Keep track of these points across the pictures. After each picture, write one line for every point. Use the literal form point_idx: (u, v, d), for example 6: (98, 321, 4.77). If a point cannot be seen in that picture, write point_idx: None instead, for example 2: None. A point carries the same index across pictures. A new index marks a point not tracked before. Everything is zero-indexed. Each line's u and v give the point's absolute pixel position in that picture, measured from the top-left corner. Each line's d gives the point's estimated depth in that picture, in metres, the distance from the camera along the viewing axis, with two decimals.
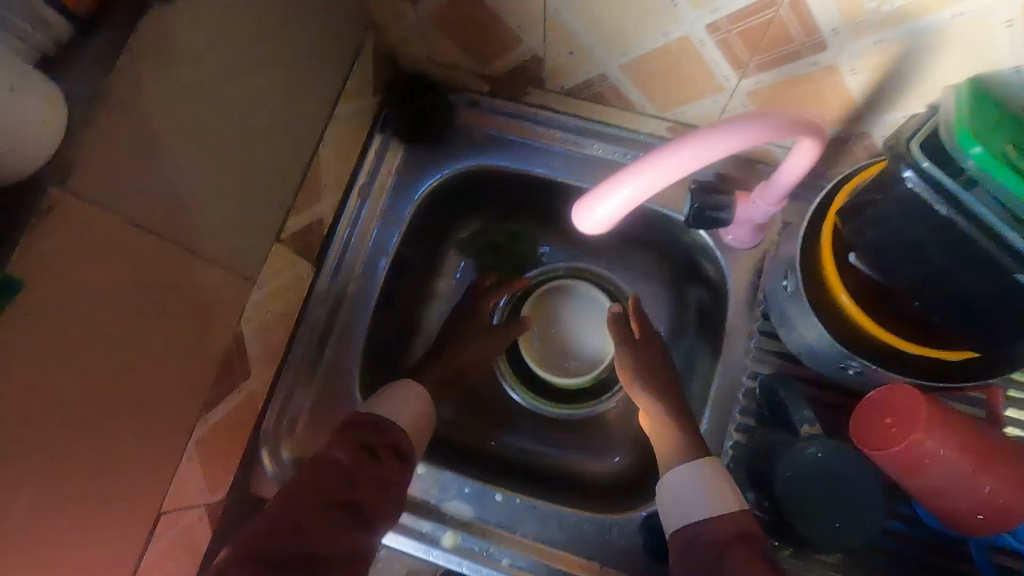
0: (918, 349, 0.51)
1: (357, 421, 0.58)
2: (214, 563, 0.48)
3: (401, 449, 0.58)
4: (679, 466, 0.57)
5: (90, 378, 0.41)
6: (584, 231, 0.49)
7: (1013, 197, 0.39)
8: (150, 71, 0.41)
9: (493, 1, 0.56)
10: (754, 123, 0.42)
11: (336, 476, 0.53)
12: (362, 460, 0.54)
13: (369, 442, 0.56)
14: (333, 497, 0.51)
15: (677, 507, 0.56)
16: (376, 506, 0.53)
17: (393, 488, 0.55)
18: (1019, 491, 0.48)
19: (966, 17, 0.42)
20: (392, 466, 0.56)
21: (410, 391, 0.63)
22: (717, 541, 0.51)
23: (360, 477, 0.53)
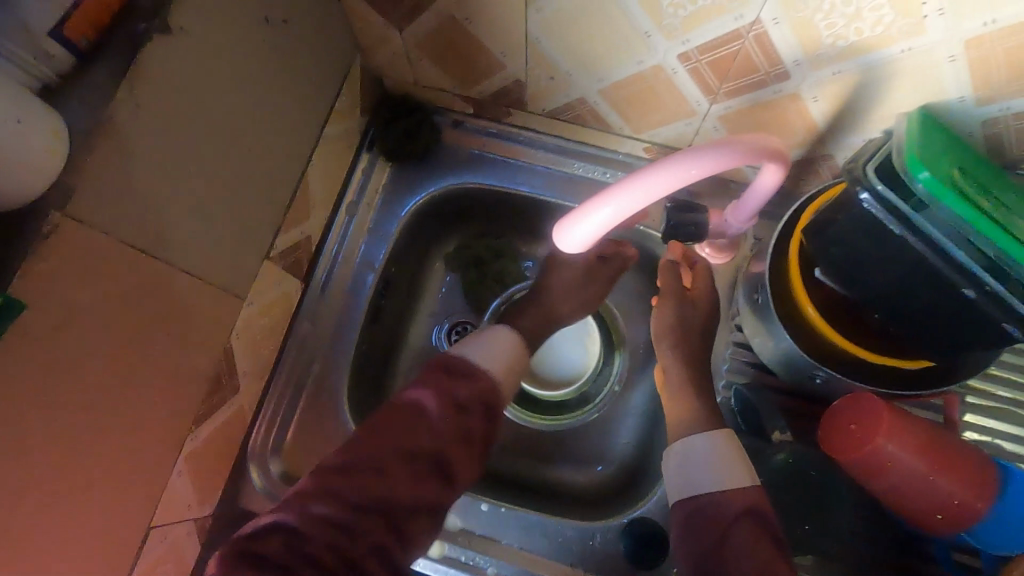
0: (879, 359, 0.54)
1: (451, 370, 0.56)
2: (306, 480, 0.49)
3: (491, 403, 0.56)
4: (697, 436, 0.55)
5: (85, 393, 0.42)
6: (566, 249, 0.52)
7: (959, 218, 0.44)
8: (148, 99, 0.42)
9: (478, 28, 0.58)
10: (719, 152, 0.45)
11: (422, 427, 0.52)
12: (446, 412, 0.53)
13: (459, 394, 0.54)
14: (418, 449, 0.51)
15: (689, 475, 0.54)
16: (457, 462, 0.52)
17: (476, 446, 0.53)
18: (972, 490, 0.51)
19: (914, 52, 0.45)
20: (477, 422, 0.54)
21: (504, 340, 0.60)
22: (725, 513, 0.50)
23: (443, 432, 0.52)
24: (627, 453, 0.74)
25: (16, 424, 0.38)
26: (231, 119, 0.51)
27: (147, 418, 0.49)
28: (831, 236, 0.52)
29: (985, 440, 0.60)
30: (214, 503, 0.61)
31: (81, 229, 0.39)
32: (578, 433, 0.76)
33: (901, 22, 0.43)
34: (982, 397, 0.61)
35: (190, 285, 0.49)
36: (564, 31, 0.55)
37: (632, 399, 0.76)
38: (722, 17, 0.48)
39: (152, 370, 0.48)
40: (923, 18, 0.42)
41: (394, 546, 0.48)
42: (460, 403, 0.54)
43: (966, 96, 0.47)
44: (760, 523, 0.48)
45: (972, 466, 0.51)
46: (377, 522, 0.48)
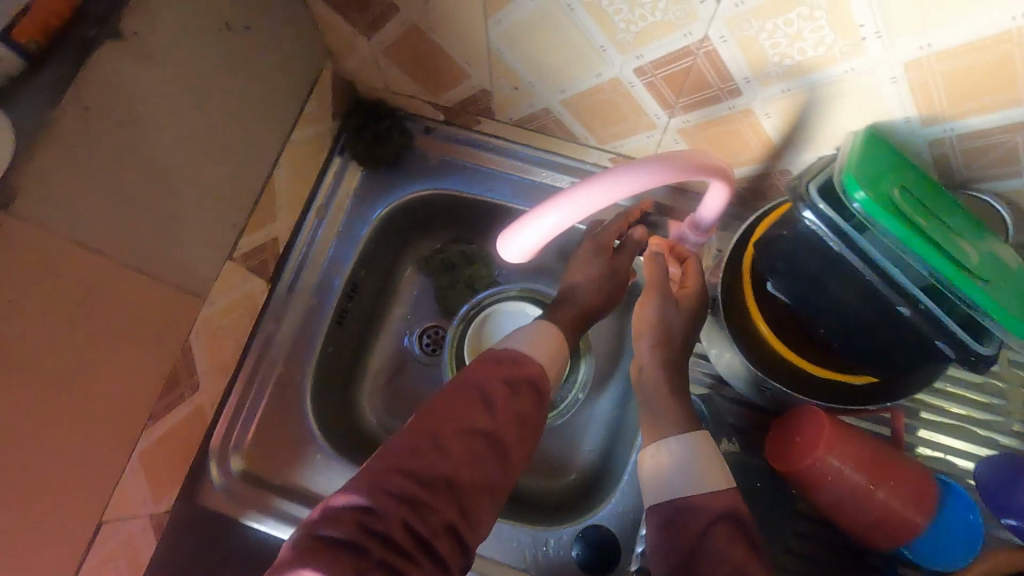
0: (826, 374, 0.55)
1: (500, 358, 0.55)
2: (363, 469, 0.48)
3: (542, 391, 0.55)
4: (673, 438, 0.54)
5: (26, 389, 0.43)
6: (512, 257, 0.53)
7: (896, 237, 0.45)
8: (96, 103, 0.43)
9: (440, 38, 0.59)
10: (657, 163, 0.45)
11: (477, 407, 0.50)
12: (502, 394, 0.52)
13: (507, 377, 0.53)
14: (479, 427, 0.49)
15: (662, 479, 0.53)
16: (514, 443, 0.50)
17: (532, 428, 0.52)
18: (911, 505, 0.52)
19: (856, 72, 0.46)
20: (529, 406, 0.53)
21: (543, 328, 0.60)
22: (699, 516, 0.49)
23: (501, 411, 0.51)
24: (587, 462, 0.75)
25: None
26: (191, 122, 0.52)
27: (99, 414, 0.50)
28: (779, 251, 0.53)
29: (937, 455, 0.60)
30: (172, 499, 0.62)
31: (27, 227, 0.41)
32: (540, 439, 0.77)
33: (840, 43, 0.44)
34: (935, 412, 0.61)
35: (146, 284, 0.50)
36: (523, 43, 0.56)
37: (596, 408, 0.77)
38: (672, 34, 0.49)
39: (104, 367, 0.49)
40: (861, 40, 0.43)
41: (461, 525, 0.47)
42: (513, 385, 0.53)
43: (911, 117, 0.47)
44: (736, 523, 0.48)
45: (912, 481, 0.52)
46: (444, 498, 0.46)
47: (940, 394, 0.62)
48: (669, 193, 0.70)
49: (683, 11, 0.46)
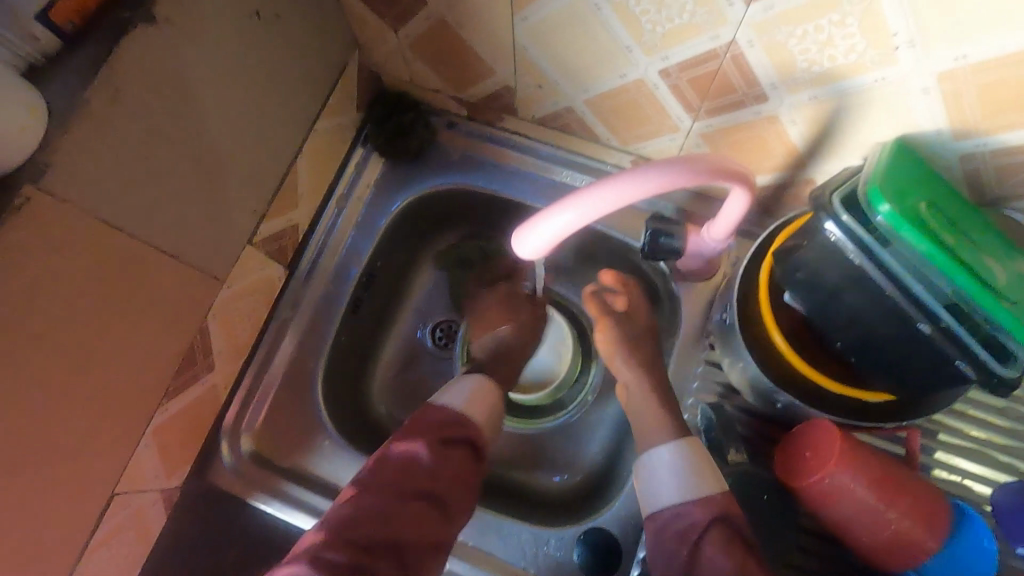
0: (840, 388, 0.54)
1: (438, 419, 0.59)
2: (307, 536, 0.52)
3: (476, 444, 0.59)
4: (663, 446, 0.56)
5: (46, 360, 0.44)
6: (524, 253, 0.52)
7: (920, 253, 0.44)
8: (128, 84, 0.44)
9: (467, 33, 0.60)
10: (673, 165, 0.45)
11: (419, 470, 0.55)
12: (438, 457, 0.56)
13: (445, 436, 0.58)
14: (419, 490, 0.54)
15: (654, 486, 0.55)
16: (454, 497, 0.55)
17: (471, 478, 0.57)
18: (922, 527, 0.50)
19: (887, 82, 0.45)
20: (464, 460, 0.57)
21: (483, 382, 0.64)
22: (694, 522, 0.51)
23: (439, 473, 0.55)
24: (593, 464, 0.74)
25: None
26: (217, 107, 0.53)
27: (117, 389, 0.51)
28: (797, 261, 0.52)
29: (953, 479, 0.59)
30: (182, 475, 0.63)
31: (56, 204, 0.42)
32: (548, 438, 0.77)
33: (872, 52, 0.43)
34: (954, 434, 0.60)
35: (167, 264, 0.52)
36: (548, 41, 0.56)
37: (605, 411, 0.77)
38: (699, 36, 0.48)
39: (122, 343, 0.50)
40: (894, 49, 0.42)
41: None
42: (448, 444, 0.57)
43: (943, 129, 0.46)
44: (728, 528, 0.49)
45: (924, 503, 0.51)
46: (386, 560, 0.51)
47: (959, 416, 0.60)
48: (690, 197, 0.69)
49: (712, 13, 0.46)
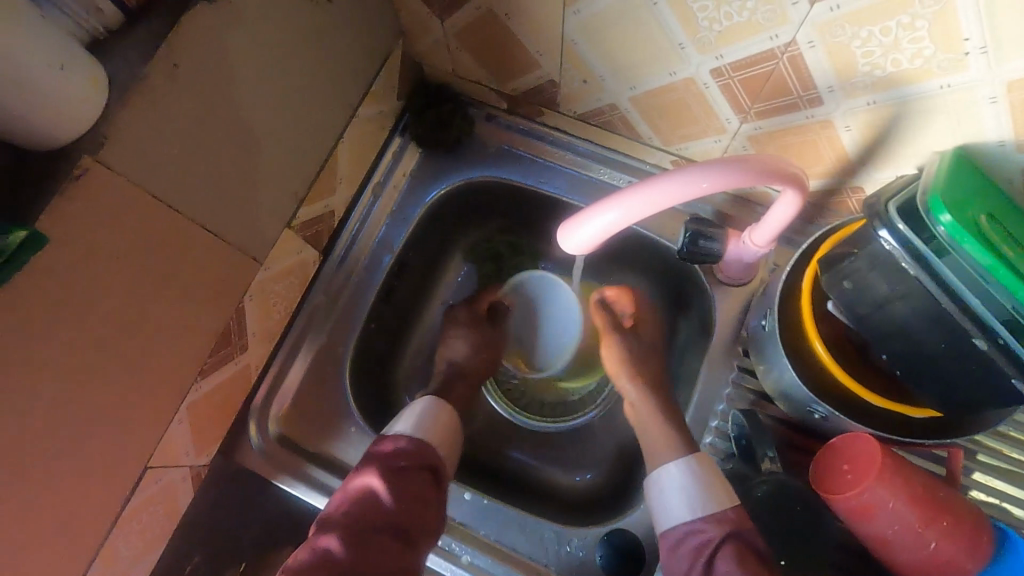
0: (884, 403, 0.52)
1: (394, 449, 0.60)
2: None
3: (434, 468, 0.61)
4: (672, 463, 0.57)
5: (92, 331, 0.45)
6: (570, 248, 0.52)
7: (981, 267, 0.42)
8: (185, 61, 0.44)
9: (516, 24, 0.59)
10: (727, 164, 0.44)
11: (379, 503, 0.56)
12: (396, 483, 0.57)
13: (402, 464, 0.59)
14: (382, 521, 0.55)
15: (666, 504, 0.56)
16: (418, 519, 0.56)
17: (432, 499, 0.59)
18: (966, 551, 0.48)
19: (952, 89, 0.43)
20: (424, 483, 0.59)
21: (438, 407, 0.66)
22: (707, 539, 0.51)
23: (400, 496, 0.56)
24: (617, 465, 0.74)
25: (29, 349, 0.41)
26: (266, 88, 0.53)
27: (154, 363, 0.51)
28: (844, 270, 0.50)
29: (992, 502, 0.57)
30: (211, 453, 0.64)
31: (112, 176, 0.42)
32: (572, 438, 0.77)
33: (940, 57, 0.42)
34: (995, 456, 0.58)
35: (209, 242, 0.52)
36: (599, 35, 0.55)
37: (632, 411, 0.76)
38: (757, 35, 0.47)
39: (162, 318, 0.50)
40: (964, 54, 0.41)
41: None
42: (406, 470, 0.59)
43: (1006, 140, 0.44)
44: (741, 544, 0.50)
45: (969, 526, 0.49)
46: None
47: (1001, 437, 0.58)
48: (730, 200, 0.68)
49: (773, 11, 0.45)
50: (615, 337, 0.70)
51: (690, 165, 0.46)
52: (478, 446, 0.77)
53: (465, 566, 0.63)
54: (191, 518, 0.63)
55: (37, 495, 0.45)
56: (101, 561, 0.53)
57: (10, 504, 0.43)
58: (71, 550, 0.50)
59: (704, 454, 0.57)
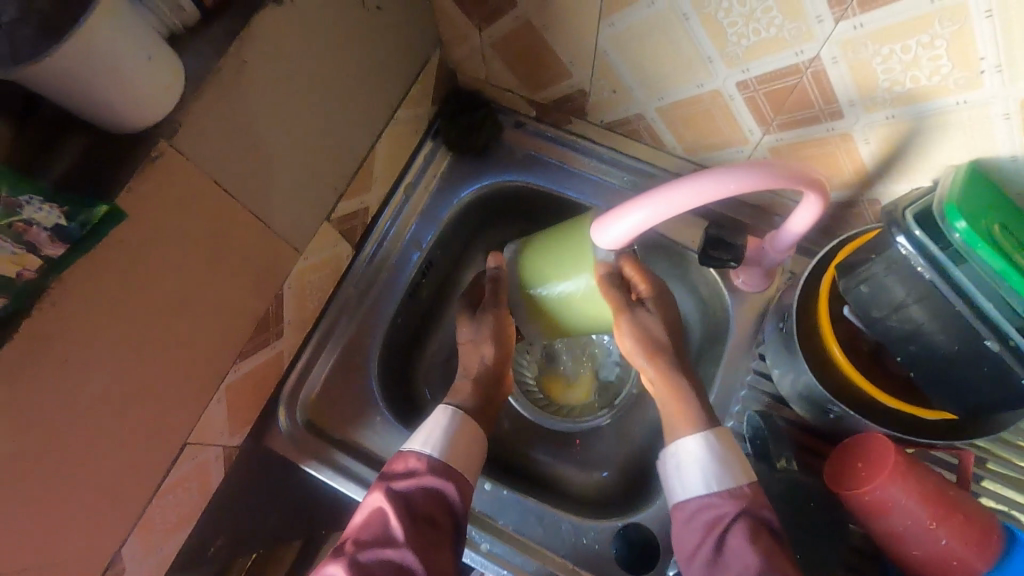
0: (899, 405, 0.55)
1: (404, 474, 0.59)
2: None
3: (448, 491, 0.59)
4: (689, 438, 0.58)
5: (152, 305, 0.47)
6: (601, 244, 0.55)
7: (993, 274, 0.45)
8: (251, 58, 0.48)
9: (552, 35, 0.62)
10: (754, 170, 0.47)
11: (385, 535, 0.54)
12: (405, 511, 0.55)
13: (411, 491, 0.58)
14: (388, 555, 0.53)
15: (682, 478, 0.58)
16: (429, 548, 0.54)
17: (445, 526, 0.57)
18: (976, 548, 0.50)
19: (968, 105, 0.46)
20: (436, 509, 0.57)
21: (454, 423, 0.63)
22: (721, 514, 0.53)
23: (408, 526, 0.54)
24: (632, 464, 0.76)
25: (99, 319, 0.44)
26: (317, 87, 0.57)
27: (201, 341, 0.54)
28: (862, 274, 0.52)
29: (1001, 508, 0.58)
30: (243, 435, 0.66)
31: (181, 160, 0.45)
32: (590, 437, 0.79)
33: (957, 75, 0.45)
34: (1004, 465, 0.60)
35: (258, 228, 0.55)
36: (632, 48, 0.59)
37: (647, 413, 0.79)
38: (783, 51, 0.50)
39: (211, 300, 0.53)
40: (979, 73, 0.43)
41: None
42: (417, 495, 0.57)
43: (1017, 155, 0.47)
44: (755, 521, 0.52)
45: (979, 526, 0.50)
46: None
47: (1009, 446, 0.60)
48: (748, 209, 0.70)
49: (799, 29, 0.48)
50: (627, 316, 0.63)
51: (715, 169, 0.48)
52: (497, 441, 0.79)
53: (485, 554, 0.65)
54: (220, 496, 0.65)
55: (92, 459, 0.47)
56: (140, 530, 0.55)
57: (68, 463, 0.45)
58: (115, 516, 0.52)
59: (723, 431, 0.58)
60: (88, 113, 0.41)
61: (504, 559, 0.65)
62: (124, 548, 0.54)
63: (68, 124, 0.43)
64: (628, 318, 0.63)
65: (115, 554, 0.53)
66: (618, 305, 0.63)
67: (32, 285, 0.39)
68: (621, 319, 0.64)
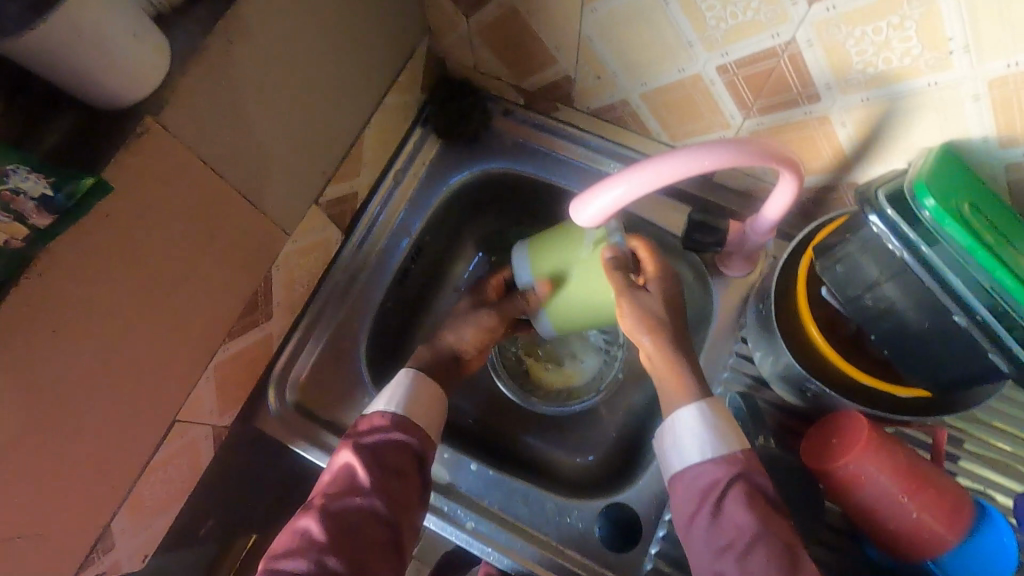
0: (876, 383, 0.56)
1: (369, 430, 0.60)
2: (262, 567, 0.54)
3: (414, 445, 0.60)
4: (685, 408, 0.58)
5: (139, 282, 0.48)
6: (580, 225, 0.57)
7: (963, 251, 0.46)
8: (237, 39, 0.49)
9: (536, 21, 0.63)
10: (706, 149, 0.48)
11: (354, 487, 0.56)
12: (372, 464, 0.57)
13: (376, 446, 0.59)
14: (357, 504, 0.55)
15: (677, 446, 0.58)
16: (396, 497, 0.57)
17: (412, 476, 0.58)
18: (944, 520, 0.52)
19: (939, 86, 0.47)
20: (403, 461, 0.59)
21: (416, 382, 0.63)
22: (716, 480, 0.55)
23: (374, 477, 0.56)
24: (619, 446, 0.77)
25: (85, 293, 0.45)
26: (305, 70, 0.58)
27: (190, 319, 0.55)
28: (838, 255, 0.54)
29: (977, 487, 0.59)
30: (233, 415, 0.67)
31: (167, 137, 0.46)
32: (577, 421, 0.80)
33: (928, 55, 0.45)
34: (980, 445, 0.61)
35: (245, 209, 0.56)
36: (614, 33, 0.59)
37: (634, 397, 0.80)
38: (760, 34, 0.51)
39: (199, 277, 0.54)
40: (949, 53, 0.44)
41: None
42: (382, 449, 0.59)
43: (989, 137, 0.48)
44: (749, 486, 0.54)
45: (949, 500, 0.52)
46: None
47: (987, 428, 0.61)
48: (731, 194, 0.71)
49: (774, 12, 0.49)
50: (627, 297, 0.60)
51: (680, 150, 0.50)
52: (486, 425, 0.80)
53: (469, 532, 0.66)
54: (208, 475, 0.66)
55: (80, 431, 0.48)
56: (130, 504, 0.56)
57: (57, 436, 0.46)
58: (105, 491, 0.53)
59: (716, 401, 0.59)
60: (76, 88, 0.41)
61: (490, 538, 0.66)
62: (113, 523, 0.55)
63: (59, 102, 0.44)
64: (630, 299, 0.60)
65: (104, 529, 0.55)
66: (619, 288, 0.60)
67: (22, 254, 0.40)
68: (621, 303, 0.61)
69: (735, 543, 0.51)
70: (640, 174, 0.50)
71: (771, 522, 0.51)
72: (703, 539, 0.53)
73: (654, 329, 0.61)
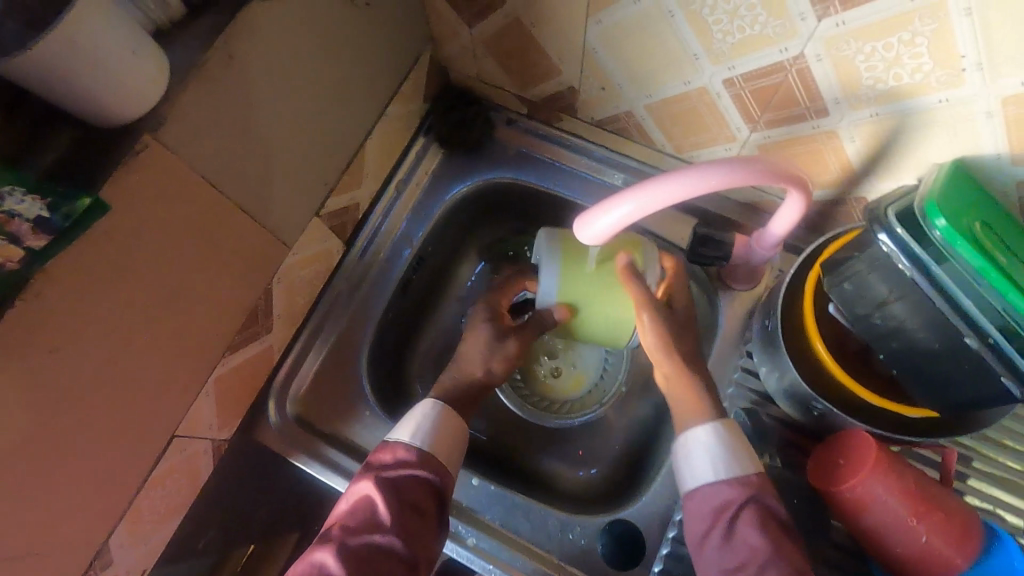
0: (881, 401, 0.56)
1: (391, 463, 0.60)
2: None
3: (433, 482, 0.60)
4: (701, 428, 0.58)
5: (136, 301, 0.48)
6: (584, 241, 0.56)
7: (974, 274, 0.45)
8: (237, 52, 0.48)
9: (541, 32, 0.62)
10: (702, 171, 0.47)
11: (373, 523, 0.55)
12: (393, 498, 0.56)
13: (397, 480, 0.58)
14: (376, 541, 0.54)
15: (690, 466, 0.58)
16: (414, 535, 0.56)
17: (430, 514, 0.58)
18: (956, 546, 0.51)
19: (951, 103, 0.46)
20: (422, 497, 0.58)
21: (441, 416, 0.63)
22: (728, 501, 0.54)
23: (395, 513, 0.55)
24: (620, 459, 0.77)
25: (82, 312, 0.44)
26: (306, 81, 0.57)
27: (189, 334, 0.54)
28: (846, 272, 0.53)
29: (986, 507, 0.58)
30: (231, 429, 0.66)
31: (165, 154, 0.45)
32: (580, 433, 0.79)
33: (938, 72, 0.45)
34: (989, 464, 0.60)
35: (245, 223, 0.55)
36: (618, 45, 0.59)
37: (639, 408, 0.79)
38: (768, 48, 0.50)
39: (198, 293, 0.53)
40: (961, 70, 0.43)
41: None
42: (404, 484, 0.58)
43: (1002, 153, 0.47)
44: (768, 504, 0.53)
45: (959, 523, 0.51)
46: None
47: (995, 445, 0.60)
48: (736, 206, 0.70)
49: (783, 27, 0.48)
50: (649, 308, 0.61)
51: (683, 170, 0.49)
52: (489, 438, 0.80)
53: (471, 548, 0.65)
54: (208, 489, 0.65)
55: (78, 450, 0.48)
56: (129, 520, 0.56)
57: (53, 455, 0.46)
58: (104, 508, 0.52)
59: (730, 421, 0.58)
60: (72, 106, 0.41)
61: (491, 555, 0.65)
62: (112, 539, 0.55)
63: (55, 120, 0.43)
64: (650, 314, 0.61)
65: (101, 546, 0.54)
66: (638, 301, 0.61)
67: (16, 276, 0.39)
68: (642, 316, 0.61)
69: (745, 566, 0.50)
70: (683, 182, 0.48)
71: (790, 546, 0.50)
72: (714, 558, 0.52)
73: (665, 345, 0.62)
